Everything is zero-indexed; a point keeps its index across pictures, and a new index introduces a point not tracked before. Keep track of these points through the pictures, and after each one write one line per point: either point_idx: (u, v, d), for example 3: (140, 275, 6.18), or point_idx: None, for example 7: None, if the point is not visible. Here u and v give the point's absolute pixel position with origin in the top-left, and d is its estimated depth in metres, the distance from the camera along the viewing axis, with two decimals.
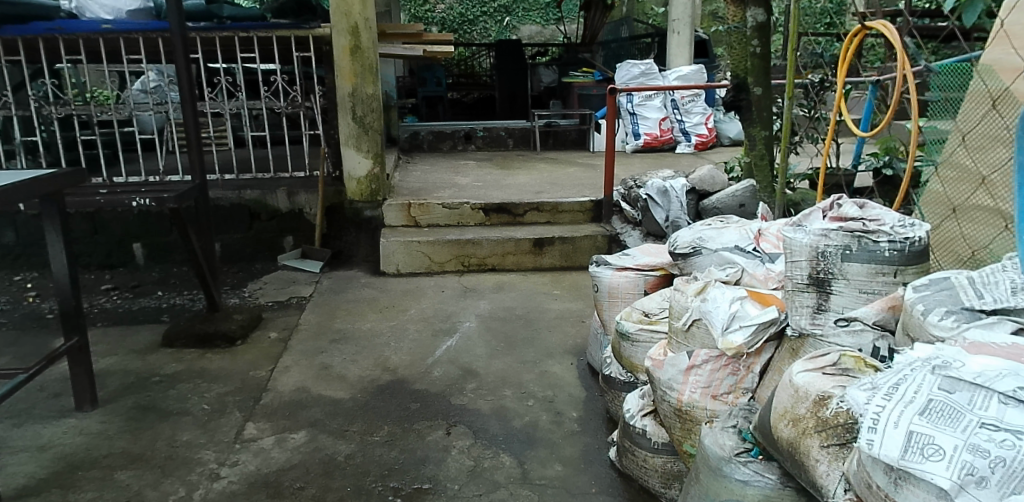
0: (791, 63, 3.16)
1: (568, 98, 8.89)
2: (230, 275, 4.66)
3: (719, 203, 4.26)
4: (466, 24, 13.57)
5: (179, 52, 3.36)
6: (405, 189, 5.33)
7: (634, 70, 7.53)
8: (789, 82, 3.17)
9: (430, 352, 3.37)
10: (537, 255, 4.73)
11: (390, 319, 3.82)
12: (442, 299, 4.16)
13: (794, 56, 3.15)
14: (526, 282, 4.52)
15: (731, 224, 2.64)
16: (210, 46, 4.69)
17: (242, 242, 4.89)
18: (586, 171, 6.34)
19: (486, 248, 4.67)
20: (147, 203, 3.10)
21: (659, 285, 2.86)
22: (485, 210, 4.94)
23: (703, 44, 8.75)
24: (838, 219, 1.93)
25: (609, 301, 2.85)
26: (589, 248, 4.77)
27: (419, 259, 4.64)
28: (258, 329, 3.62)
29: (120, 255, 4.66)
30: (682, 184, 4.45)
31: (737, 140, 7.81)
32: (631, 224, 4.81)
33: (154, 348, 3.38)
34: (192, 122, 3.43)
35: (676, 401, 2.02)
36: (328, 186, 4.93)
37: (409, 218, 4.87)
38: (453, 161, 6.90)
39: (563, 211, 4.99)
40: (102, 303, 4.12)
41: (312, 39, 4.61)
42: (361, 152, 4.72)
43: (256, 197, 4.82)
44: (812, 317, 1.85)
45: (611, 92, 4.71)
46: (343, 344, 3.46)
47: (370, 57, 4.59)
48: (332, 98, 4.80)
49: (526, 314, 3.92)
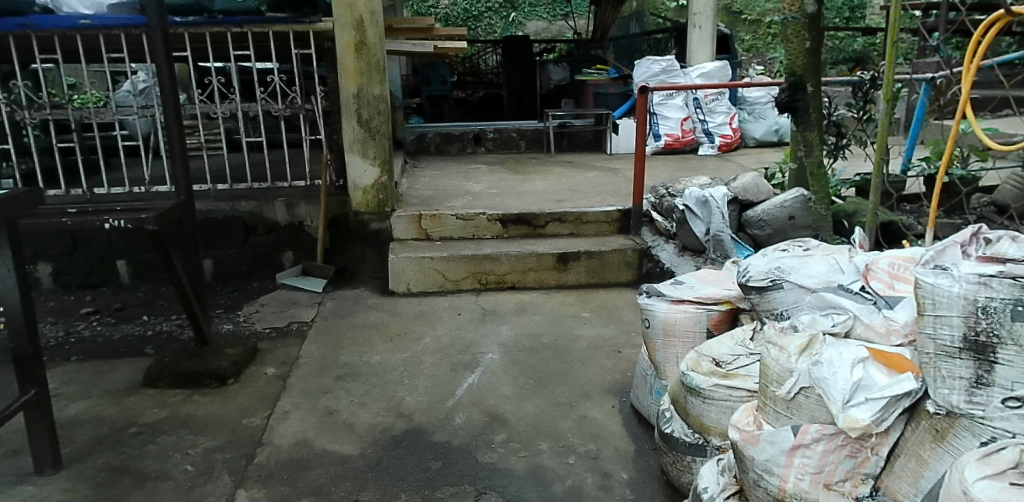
0: (889, 56, 2.79)
1: (581, 97, 8.46)
2: (224, 296, 4.24)
3: (767, 215, 3.87)
4: (471, 20, 13.11)
5: (159, 50, 2.90)
6: (415, 199, 4.90)
7: (655, 67, 7.08)
8: (886, 80, 2.81)
9: (449, 394, 2.94)
10: (561, 272, 4.30)
11: (402, 349, 3.39)
12: (459, 324, 3.73)
13: (892, 51, 2.77)
14: (550, 302, 4.08)
15: (815, 251, 2.25)
16: (200, 42, 4.26)
17: (237, 258, 4.43)
18: (606, 176, 5.91)
19: (505, 264, 4.25)
20: (122, 226, 2.67)
21: (723, 321, 2.43)
22: (503, 221, 4.50)
23: (725, 39, 8.29)
24: (991, 261, 1.52)
25: (664, 340, 2.44)
26: (617, 263, 4.33)
27: (432, 277, 4.21)
28: (253, 363, 3.20)
29: (103, 274, 4.24)
30: (723, 193, 3.97)
31: (762, 141, 7.37)
32: (663, 236, 4.39)
33: (133, 390, 2.96)
34: (175, 128, 2.95)
35: (776, 489, 1.59)
36: (331, 196, 4.49)
37: (421, 230, 4.44)
38: (463, 166, 6.47)
39: (587, 222, 4.57)
40: (79, 331, 3.70)
41: (312, 34, 4.19)
42: (367, 159, 4.30)
43: (252, 208, 4.37)
44: (968, 393, 1.43)
45: (642, 90, 4.27)
46: (350, 383, 3.03)
47: (377, 54, 4.16)
48: (335, 99, 4.38)
49: (554, 343, 3.49)
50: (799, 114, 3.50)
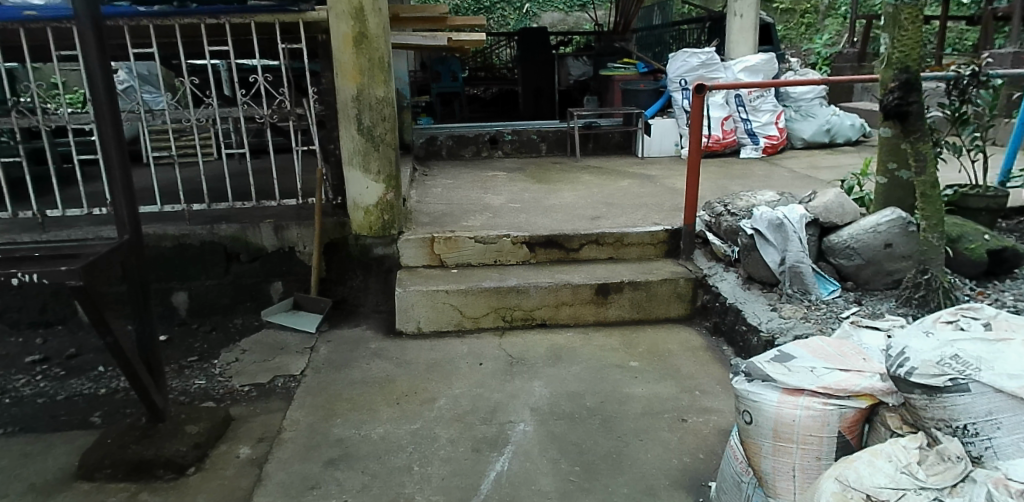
0: None
1: (607, 93, 7.74)
2: (199, 338, 3.56)
3: (855, 241, 3.19)
4: (483, 11, 12.35)
5: (89, 47, 2.18)
6: (426, 216, 4.21)
7: (693, 60, 6.37)
8: None
9: (470, 491, 2.28)
10: (600, 306, 3.61)
11: (410, 417, 2.72)
12: (481, 379, 3.04)
13: None
14: (588, 346, 3.39)
15: (1006, 331, 1.62)
16: (168, 38, 3.59)
17: (216, 291, 3.75)
18: (642, 185, 5.20)
19: (535, 297, 3.56)
20: (35, 281, 2.00)
21: (858, 420, 1.76)
22: (530, 245, 3.81)
23: (767, 29, 7.54)
24: None
25: (773, 444, 1.80)
26: (667, 295, 3.64)
27: (447, 314, 3.53)
28: (223, 441, 2.55)
29: (59, 310, 3.59)
30: (800, 214, 3.28)
31: (811, 142, 6.61)
32: (722, 262, 3.68)
33: (65, 484, 2.31)
34: (114, 148, 2.24)
35: None
36: (327, 217, 3.82)
37: (433, 256, 3.76)
38: (480, 172, 5.78)
39: (629, 244, 3.87)
40: (19, 388, 3.04)
41: (302, 25, 3.49)
42: (369, 174, 3.62)
43: (234, 232, 3.69)
44: None
45: (697, 89, 3.56)
46: (343, 471, 2.37)
47: (380, 48, 3.47)
48: (331, 102, 3.69)
49: (600, 407, 2.79)
50: (910, 120, 2.76)
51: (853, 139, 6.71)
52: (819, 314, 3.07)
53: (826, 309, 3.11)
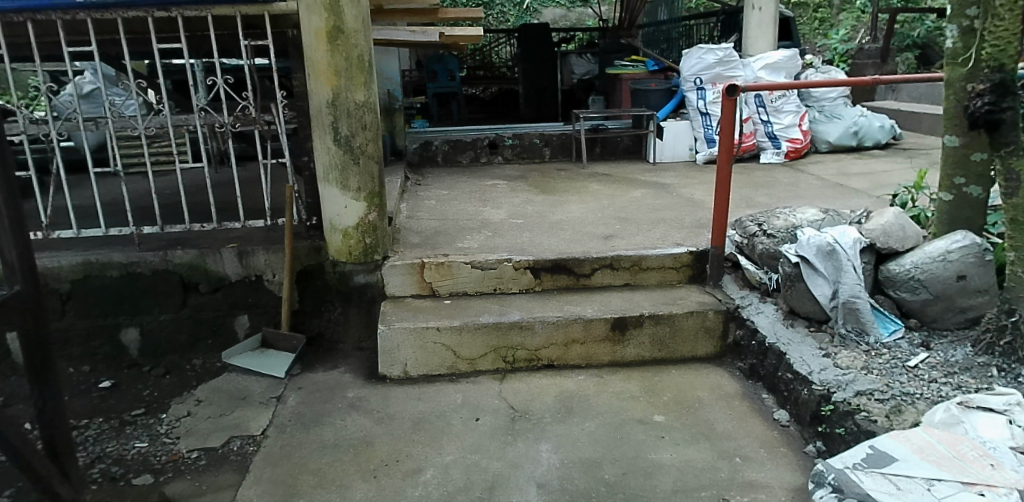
0: None
1: (614, 92, 7.21)
2: (149, 384, 3.06)
3: (921, 271, 2.68)
4: (482, 7, 11.77)
5: None
6: (416, 236, 3.70)
7: (709, 57, 5.77)
8: None
9: None
10: (616, 344, 3.10)
11: (389, 498, 2.22)
12: (477, 440, 2.54)
13: None
14: (604, 394, 2.88)
15: None
16: (112, 35, 3.08)
17: (171, 327, 3.25)
18: (657, 195, 4.70)
19: (541, 335, 3.04)
20: None
21: None
22: (535, 270, 3.30)
23: (787, 22, 7.01)
24: None
25: None
26: (694, 330, 3.12)
27: (437, 355, 3.02)
28: None
29: None
30: (854, 239, 2.77)
31: (837, 146, 6.10)
32: (757, 290, 3.17)
33: None
34: None
35: None
36: (299, 240, 3.30)
37: (423, 284, 3.25)
38: (478, 181, 5.28)
39: (648, 268, 3.35)
40: None
41: (267, 18, 2.98)
42: (347, 191, 3.10)
43: (191, 260, 3.18)
44: None
45: (729, 90, 3.05)
46: None
47: (359, 44, 2.96)
48: (302, 107, 3.17)
49: (620, 481, 2.30)
50: (1003, 131, 2.30)
51: (882, 142, 6.18)
52: (881, 362, 2.56)
53: (889, 356, 2.60)
